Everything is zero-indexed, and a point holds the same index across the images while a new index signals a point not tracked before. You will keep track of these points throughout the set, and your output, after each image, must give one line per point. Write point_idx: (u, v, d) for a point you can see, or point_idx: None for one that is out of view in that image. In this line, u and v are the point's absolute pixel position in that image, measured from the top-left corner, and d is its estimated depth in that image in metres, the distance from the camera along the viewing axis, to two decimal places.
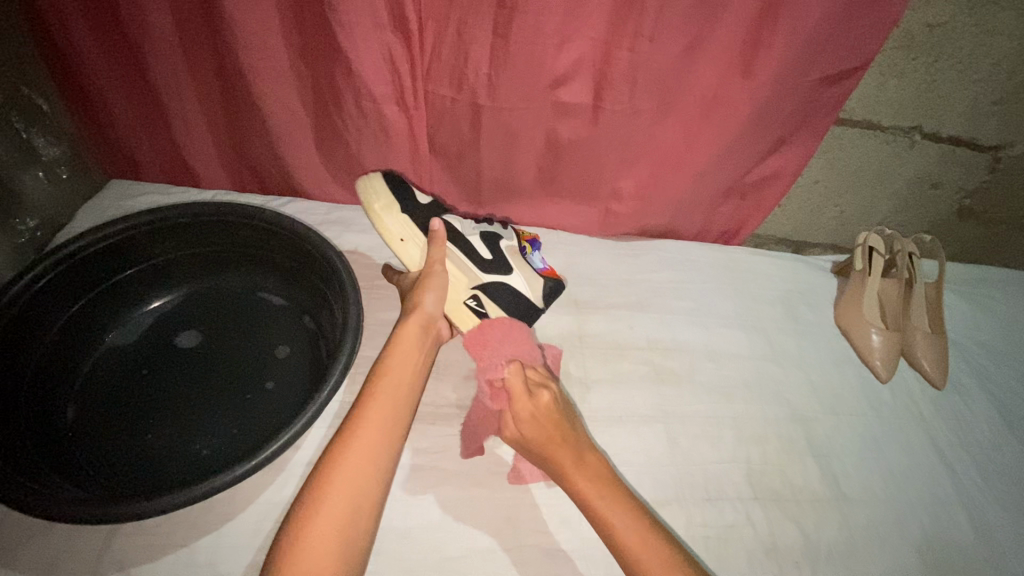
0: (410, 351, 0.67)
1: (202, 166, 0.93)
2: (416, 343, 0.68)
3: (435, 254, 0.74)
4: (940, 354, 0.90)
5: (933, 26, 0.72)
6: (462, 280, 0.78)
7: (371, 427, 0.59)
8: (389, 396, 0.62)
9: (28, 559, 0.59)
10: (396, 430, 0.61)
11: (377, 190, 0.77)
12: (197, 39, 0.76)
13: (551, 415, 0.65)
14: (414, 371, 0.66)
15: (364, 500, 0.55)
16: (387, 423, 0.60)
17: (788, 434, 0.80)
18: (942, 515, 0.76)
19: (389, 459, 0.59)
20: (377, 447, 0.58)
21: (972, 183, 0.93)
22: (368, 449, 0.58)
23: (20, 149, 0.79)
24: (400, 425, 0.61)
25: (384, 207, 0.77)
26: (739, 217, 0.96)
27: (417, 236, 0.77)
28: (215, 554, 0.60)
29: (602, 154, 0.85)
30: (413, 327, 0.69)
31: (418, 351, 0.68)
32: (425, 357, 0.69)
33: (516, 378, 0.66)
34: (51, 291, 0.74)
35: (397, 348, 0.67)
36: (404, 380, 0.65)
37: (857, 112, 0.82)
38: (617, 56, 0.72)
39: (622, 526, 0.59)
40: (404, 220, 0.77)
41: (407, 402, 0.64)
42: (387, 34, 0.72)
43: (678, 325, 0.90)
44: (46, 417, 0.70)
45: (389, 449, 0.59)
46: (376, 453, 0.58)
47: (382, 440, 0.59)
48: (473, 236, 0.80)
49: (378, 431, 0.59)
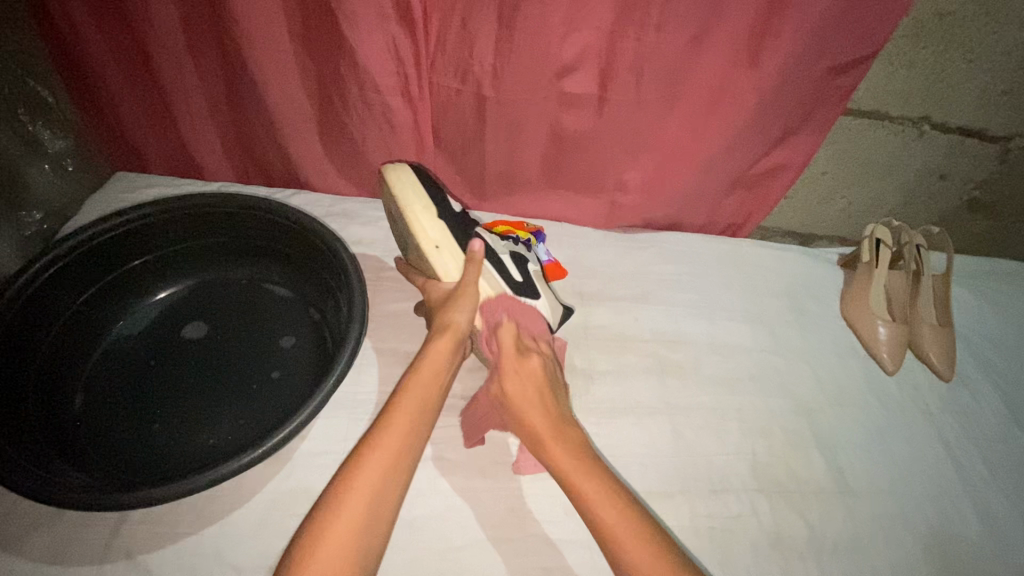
0: (430, 379, 0.65)
1: (207, 158, 0.93)
2: (439, 369, 0.67)
3: (472, 276, 0.69)
4: (947, 347, 0.89)
5: (942, 14, 0.71)
6: (492, 300, 0.73)
7: (396, 432, 0.60)
8: (415, 403, 0.63)
9: (37, 548, 0.59)
10: (409, 460, 0.59)
11: (415, 194, 0.72)
12: (201, 32, 0.76)
13: (537, 380, 0.67)
14: (433, 401, 0.64)
15: (382, 504, 0.55)
16: (399, 451, 0.59)
17: (793, 425, 0.80)
18: (949, 507, 0.76)
19: (399, 489, 0.57)
20: (389, 476, 0.57)
21: (980, 174, 0.92)
22: (377, 478, 0.56)
23: (26, 142, 0.80)
24: (413, 454, 0.60)
25: (425, 211, 0.72)
26: (745, 209, 0.96)
27: (453, 247, 0.72)
28: (222, 544, 0.60)
29: (608, 146, 0.85)
30: (446, 344, 0.68)
31: (444, 371, 0.67)
32: (446, 383, 0.67)
33: (506, 335, 0.69)
34: (58, 283, 0.74)
35: (416, 375, 0.65)
36: (422, 408, 0.63)
37: (865, 103, 0.81)
38: (623, 47, 0.71)
39: (564, 457, 0.62)
40: (441, 228, 0.72)
41: (432, 409, 0.64)
42: (391, 25, 0.71)
43: (684, 318, 0.89)
44: (54, 407, 0.71)
45: (399, 480, 0.58)
46: (387, 482, 0.56)
47: (393, 468, 0.57)
48: (504, 255, 0.77)
49: (390, 460, 0.58)
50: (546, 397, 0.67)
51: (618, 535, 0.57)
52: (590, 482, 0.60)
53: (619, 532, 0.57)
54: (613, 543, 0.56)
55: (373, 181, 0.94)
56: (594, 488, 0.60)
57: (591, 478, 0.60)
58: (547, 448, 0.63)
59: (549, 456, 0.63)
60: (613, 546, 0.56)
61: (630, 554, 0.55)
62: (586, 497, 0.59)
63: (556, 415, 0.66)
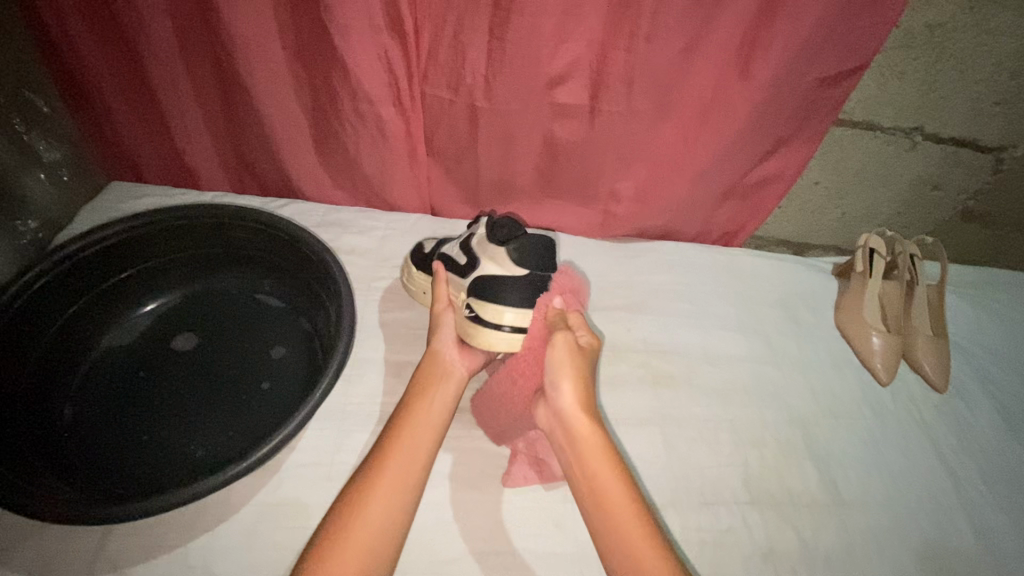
0: (425, 415, 0.64)
1: (202, 169, 0.93)
2: (434, 401, 0.65)
3: (439, 294, 0.73)
4: (942, 359, 0.89)
5: (933, 26, 0.71)
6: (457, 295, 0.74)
7: (413, 428, 0.62)
8: (431, 400, 0.65)
9: (24, 559, 0.59)
10: (406, 504, 0.58)
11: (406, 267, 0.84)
12: (196, 43, 0.76)
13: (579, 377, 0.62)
14: (428, 437, 0.63)
15: (402, 494, 0.58)
16: (401, 485, 0.58)
17: (787, 437, 0.80)
18: (943, 520, 0.75)
19: (397, 534, 0.56)
20: (384, 521, 0.56)
21: (974, 185, 0.92)
22: (372, 524, 0.55)
23: (22, 151, 0.80)
24: (410, 496, 0.58)
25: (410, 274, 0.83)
26: (739, 219, 0.96)
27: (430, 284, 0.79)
28: (209, 556, 0.60)
29: (601, 156, 0.85)
30: (431, 366, 0.69)
31: (440, 397, 0.66)
32: (446, 414, 0.66)
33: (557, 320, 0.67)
34: (48, 293, 0.75)
35: (410, 411, 0.64)
36: (432, 412, 0.64)
37: (857, 113, 0.81)
38: (614, 58, 0.71)
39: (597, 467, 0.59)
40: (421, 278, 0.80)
41: (448, 406, 0.66)
42: (383, 36, 0.71)
43: (677, 328, 0.89)
44: (43, 417, 0.71)
45: (396, 525, 0.56)
46: (382, 529, 0.55)
47: (406, 476, 0.59)
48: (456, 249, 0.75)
49: (385, 504, 0.56)
50: (584, 396, 0.62)
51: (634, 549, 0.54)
52: (611, 490, 0.58)
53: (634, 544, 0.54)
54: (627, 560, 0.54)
55: (367, 191, 0.94)
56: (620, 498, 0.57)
57: (617, 493, 0.57)
58: (578, 445, 0.60)
59: (578, 456, 0.60)
60: (620, 556, 0.54)
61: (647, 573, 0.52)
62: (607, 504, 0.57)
63: (588, 411, 0.61)
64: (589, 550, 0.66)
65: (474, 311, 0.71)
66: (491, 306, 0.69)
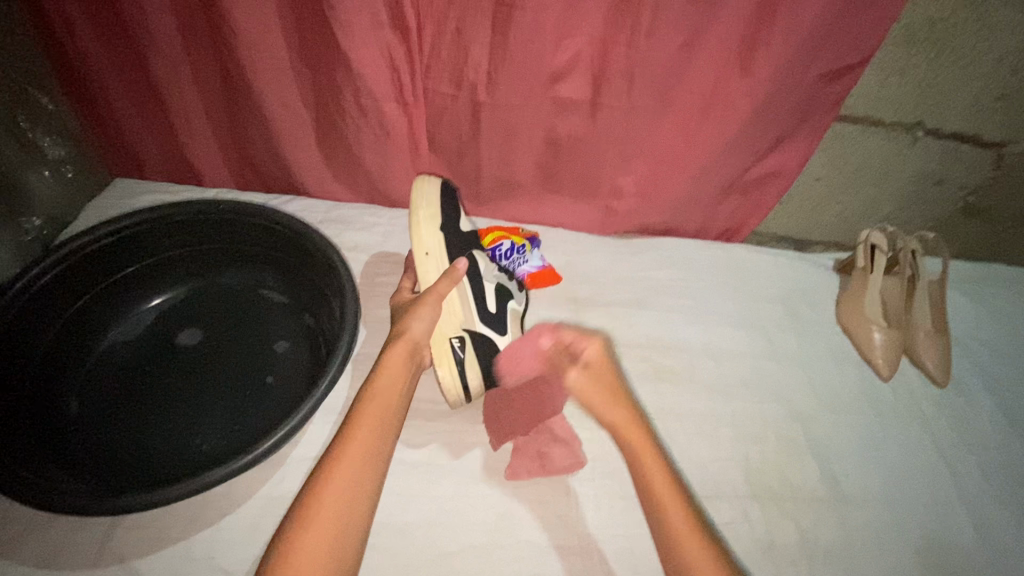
0: (384, 400, 0.64)
1: (207, 167, 0.94)
2: (392, 387, 0.65)
3: (443, 287, 0.70)
4: (943, 354, 0.89)
5: (934, 21, 0.72)
6: (458, 316, 0.72)
7: (373, 414, 0.62)
8: (389, 385, 0.65)
9: (30, 552, 0.59)
10: (368, 490, 0.57)
11: (425, 197, 0.75)
12: (199, 40, 0.77)
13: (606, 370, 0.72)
14: (387, 424, 0.62)
15: (366, 477, 0.58)
16: (364, 468, 0.58)
17: (788, 433, 0.80)
18: (943, 515, 0.76)
19: (364, 516, 0.56)
20: (350, 504, 0.56)
21: (976, 180, 0.92)
22: (339, 508, 0.55)
23: (26, 149, 0.81)
24: (372, 481, 0.58)
25: (428, 218, 0.74)
26: (740, 215, 0.96)
27: (441, 256, 0.74)
28: (214, 548, 0.61)
29: (602, 151, 0.85)
30: (401, 355, 0.67)
31: (400, 384, 0.66)
32: (406, 399, 0.66)
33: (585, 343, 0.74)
34: (53, 289, 0.75)
35: (370, 398, 0.63)
36: (391, 399, 0.64)
37: (858, 109, 0.81)
38: (615, 54, 0.72)
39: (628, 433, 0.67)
40: (435, 237, 0.74)
41: (406, 390, 0.66)
42: (385, 32, 0.72)
43: (678, 323, 0.89)
44: (49, 412, 0.71)
45: (363, 503, 0.57)
46: (348, 512, 0.55)
47: (369, 459, 0.59)
48: (490, 283, 0.77)
49: (348, 490, 0.56)
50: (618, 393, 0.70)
51: (659, 493, 0.61)
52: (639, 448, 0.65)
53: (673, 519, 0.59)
54: (660, 521, 0.60)
55: (369, 187, 0.95)
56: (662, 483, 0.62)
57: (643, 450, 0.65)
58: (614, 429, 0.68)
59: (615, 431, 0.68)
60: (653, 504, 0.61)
61: (687, 553, 0.57)
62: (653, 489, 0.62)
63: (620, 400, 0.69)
64: (591, 543, 0.66)
65: (463, 354, 0.71)
66: (475, 367, 0.71)
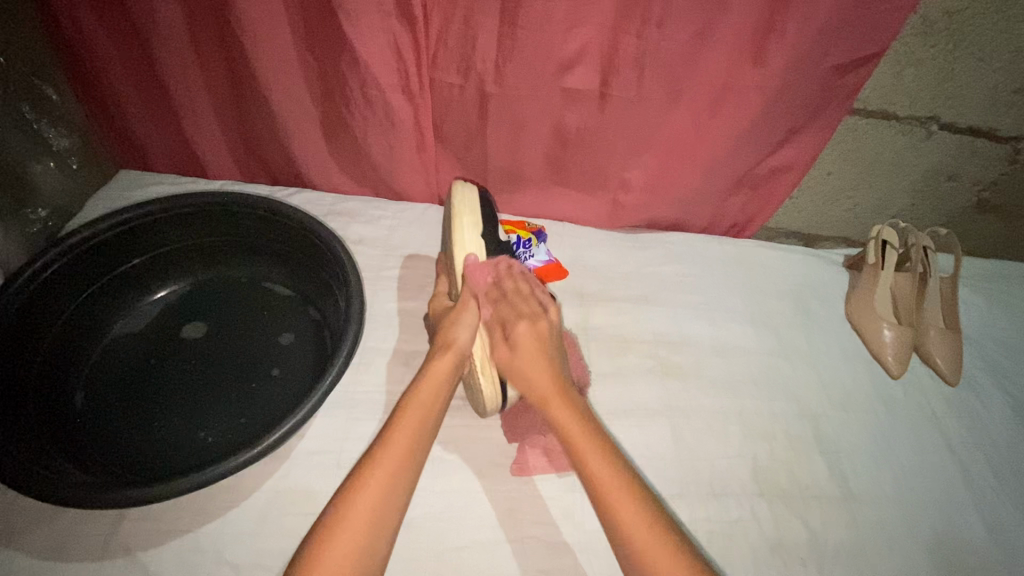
0: (423, 404, 0.63)
1: (211, 158, 0.93)
2: (430, 401, 0.63)
3: (470, 293, 0.69)
4: (954, 352, 0.88)
5: (951, 12, 0.70)
6: None
7: (412, 416, 0.61)
8: (429, 390, 0.64)
9: (36, 544, 0.59)
10: (396, 506, 0.56)
11: (468, 203, 0.73)
12: (202, 29, 0.76)
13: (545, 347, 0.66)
14: (423, 435, 0.61)
15: (399, 482, 0.57)
16: (398, 473, 0.57)
17: (797, 431, 0.79)
18: (954, 514, 0.75)
19: (394, 520, 0.55)
20: (381, 507, 0.55)
21: (991, 175, 0.90)
22: (370, 510, 0.54)
23: (30, 139, 0.80)
24: (402, 494, 0.57)
25: (469, 223, 0.72)
26: (750, 209, 0.95)
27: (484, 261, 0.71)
28: (220, 542, 0.61)
29: (611, 144, 0.84)
30: (445, 368, 0.66)
31: (438, 401, 0.64)
32: (445, 403, 0.65)
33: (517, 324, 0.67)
34: (59, 281, 0.75)
35: (411, 402, 0.62)
36: (430, 404, 0.63)
37: (872, 102, 0.80)
38: (626, 44, 0.71)
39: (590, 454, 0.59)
40: (479, 244, 0.71)
41: (444, 396, 0.65)
42: (392, 22, 0.71)
43: (687, 319, 0.89)
44: (56, 405, 0.72)
45: (394, 507, 0.56)
46: (379, 515, 0.54)
47: (406, 463, 0.58)
48: None
49: (378, 499, 0.55)
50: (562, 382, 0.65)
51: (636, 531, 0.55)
52: (603, 476, 0.58)
53: (626, 516, 0.56)
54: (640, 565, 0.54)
55: (375, 179, 0.94)
56: (611, 484, 0.57)
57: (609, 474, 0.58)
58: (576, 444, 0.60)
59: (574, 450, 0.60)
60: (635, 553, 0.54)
61: None
62: (593, 477, 0.58)
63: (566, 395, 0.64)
64: (597, 539, 0.65)
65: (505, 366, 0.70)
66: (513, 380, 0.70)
